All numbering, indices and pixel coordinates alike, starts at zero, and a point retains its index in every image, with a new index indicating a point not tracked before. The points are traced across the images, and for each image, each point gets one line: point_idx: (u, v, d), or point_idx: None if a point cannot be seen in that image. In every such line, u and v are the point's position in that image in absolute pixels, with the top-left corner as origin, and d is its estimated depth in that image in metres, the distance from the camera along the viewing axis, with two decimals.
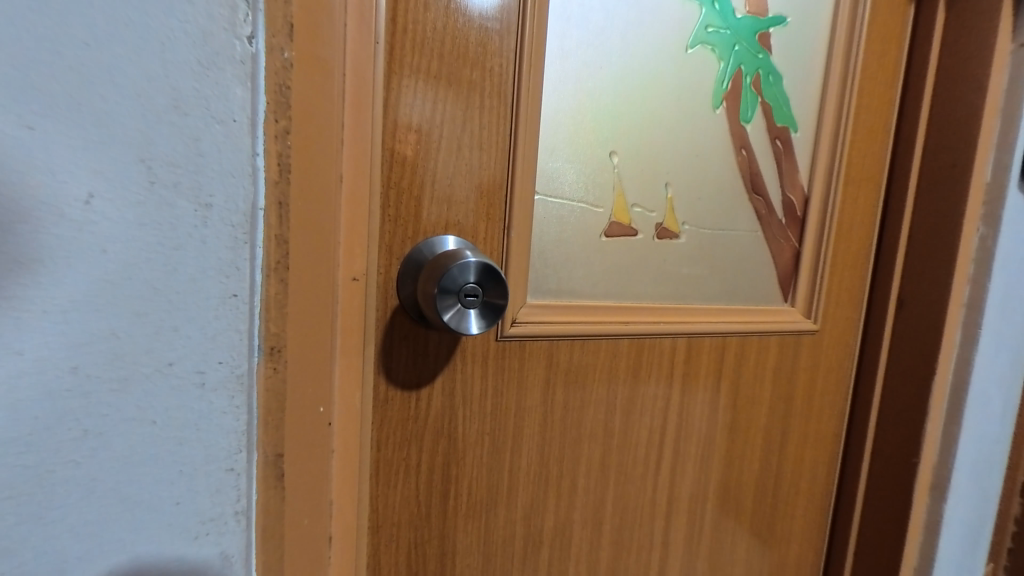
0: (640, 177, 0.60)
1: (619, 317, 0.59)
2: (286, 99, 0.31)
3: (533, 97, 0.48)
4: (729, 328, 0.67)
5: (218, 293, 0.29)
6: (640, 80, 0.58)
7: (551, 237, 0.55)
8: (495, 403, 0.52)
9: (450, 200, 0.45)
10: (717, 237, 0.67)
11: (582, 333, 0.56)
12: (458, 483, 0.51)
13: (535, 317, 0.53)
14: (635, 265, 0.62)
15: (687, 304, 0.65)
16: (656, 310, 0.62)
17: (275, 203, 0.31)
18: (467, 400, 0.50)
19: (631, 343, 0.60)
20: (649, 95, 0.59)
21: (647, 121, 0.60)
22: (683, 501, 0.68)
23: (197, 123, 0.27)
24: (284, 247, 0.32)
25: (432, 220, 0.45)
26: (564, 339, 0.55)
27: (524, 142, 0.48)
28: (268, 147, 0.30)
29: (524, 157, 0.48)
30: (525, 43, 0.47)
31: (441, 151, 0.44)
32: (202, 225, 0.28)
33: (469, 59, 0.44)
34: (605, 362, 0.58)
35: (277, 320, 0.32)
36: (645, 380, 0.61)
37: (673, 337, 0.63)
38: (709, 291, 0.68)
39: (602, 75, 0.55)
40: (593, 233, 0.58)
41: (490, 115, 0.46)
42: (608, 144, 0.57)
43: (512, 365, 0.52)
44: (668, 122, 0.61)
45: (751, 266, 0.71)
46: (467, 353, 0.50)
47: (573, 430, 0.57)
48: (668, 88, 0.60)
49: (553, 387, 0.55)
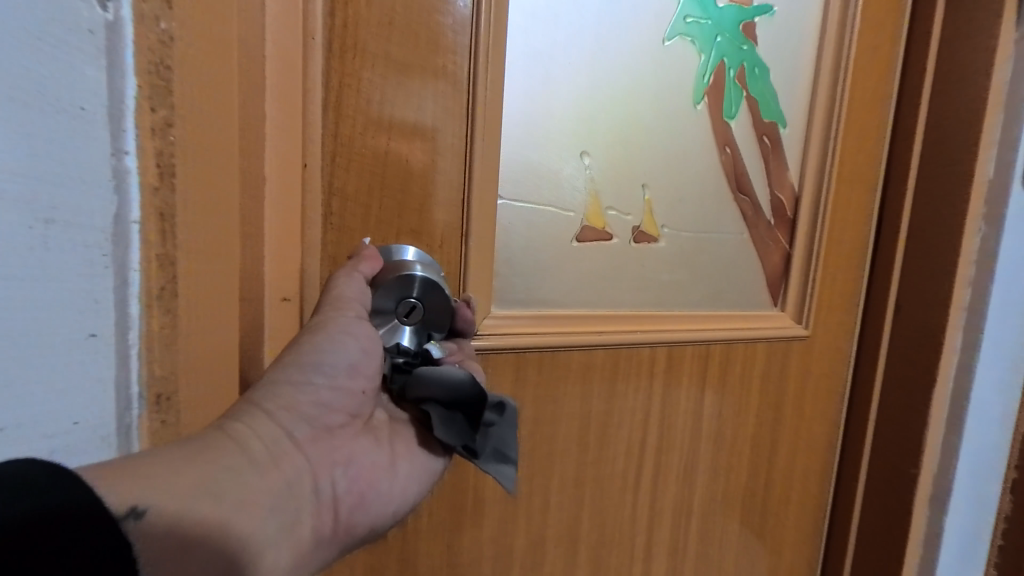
0: (615, 178, 0.57)
1: (593, 326, 0.56)
2: (164, 83, 0.26)
3: (491, 95, 0.45)
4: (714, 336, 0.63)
5: (76, 336, 0.24)
6: (614, 74, 0.55)
7: (519, 245, 0.52)
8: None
9: (404, 209, 0.43)
10: (699, 240, 0.64)
11: (552, 344, 0.53)
12: (418, 504, 0.48)
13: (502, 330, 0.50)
14: (611, 271, 0.58)
15: (668, 310, 0.62)
16: (633, 318, 0.59)
17: (154, 213, 0.27)
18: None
19: (606, 353, 0.57)
20: (625, 89, 0.56)
21: (623, 118, 0.56)
22: (666, 515, 0.65)
23: (17, 105, 0.21)
24: (168, 269, 0.28)
25: (387, 230, 0.43)
26: (533, 351, 0.52)
27: (479, 144, 0.45)
28: (140, 145, 0.26)
29: (480, 160, 0.45)
30: (479, 37, 0.43)
31: (388, 154, 0.41)
32: (42, 248, 0.23)
33: (417, 53, 0.41)
34: (578, 374, 0.55)
35: (162, 360, 0.28)
36: (622, 391, 0.58)
37: (653, 346, 0.60)
38: (691, 297, 0.64)
39: (572, 70, 0.52)
40: (564, 238, 0.55)
41: (441, 113, 0.43)
42: (579, 144, 0.54)
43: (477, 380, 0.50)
44: (645, 119, 0.58)
45: (736, 269, 0.68)
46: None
47: (545, 445, 0.54)
48: (645, 84, 0.57)
49: (521, 402, 0.52)
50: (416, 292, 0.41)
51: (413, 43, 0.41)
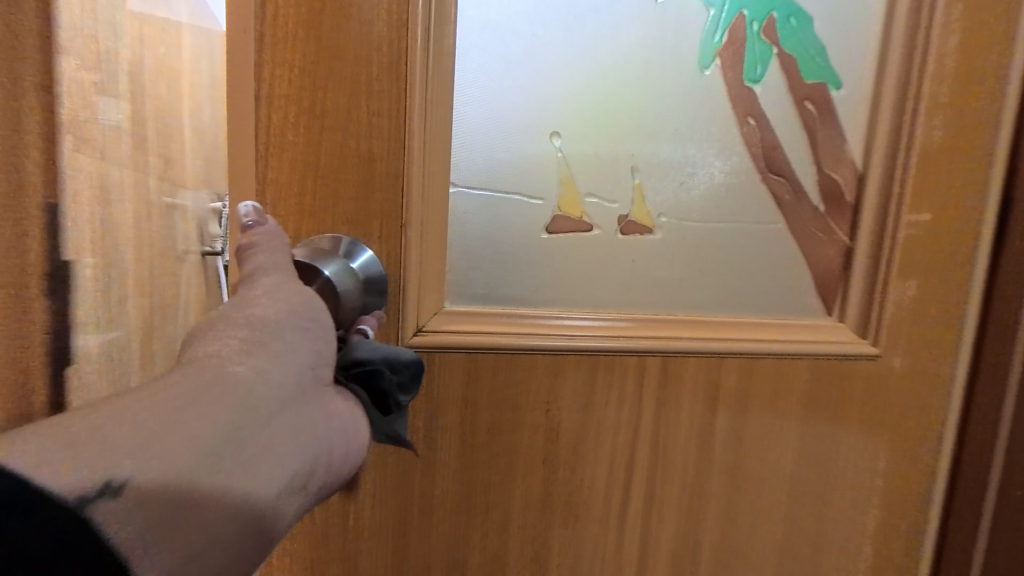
0: (595, 159, 0.50)
1: (564, 328, 0.49)
2: None
3: (433, 75, 0.42)
4: (726, 345, 0.52)
5: None
6: (590, 44, 0.48)
7: (477, 235, 0.48)
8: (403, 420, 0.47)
9: (338, 197, 0.42)
10: (708, 229, 0.54)
11: (511, 345, 0.48)
12: (360, 503, 0.47)
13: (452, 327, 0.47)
14: (592, 267, 0.51)
15: (664, 314, 0.53)
16: (617, 322, 0.51)
17: None
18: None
19: (579, 360, 0.50)
20: (606, 59, 0.49)
21: (604, 91, 0.49)
22: (662, 557, 0.55)
23: None
24: None
25: (322, 218, 0.42)
26: (487, 353, 0.48)
27: (418, 127, 0.42)
28: None
29: (418, 143, 0.42)
30: (416, 15, 0.41)
31: (322, 139, 0.41)
32: None
33: (353, 35, 0.40)
34: (543, 381, 0.49)
35: None
36: (600, 402, 0.50)
37: (642, 355, 0.51)
38: (698, 299, 0.54)
39: (537, 42, 0.47)
40: (533, 228, 0.50)
41: (379, 96, 0.41)
42: (547, 124, 0.48)
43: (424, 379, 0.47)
44: (633, 91, 0.50)
45: (761, 266, 0.55)
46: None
47: (503, 456, 0.49)
48: (634, 51, 0.49)
49: (474, 406, 0.48)
50: (364, 275, 0.42)
51: (350, 25, 0.40)
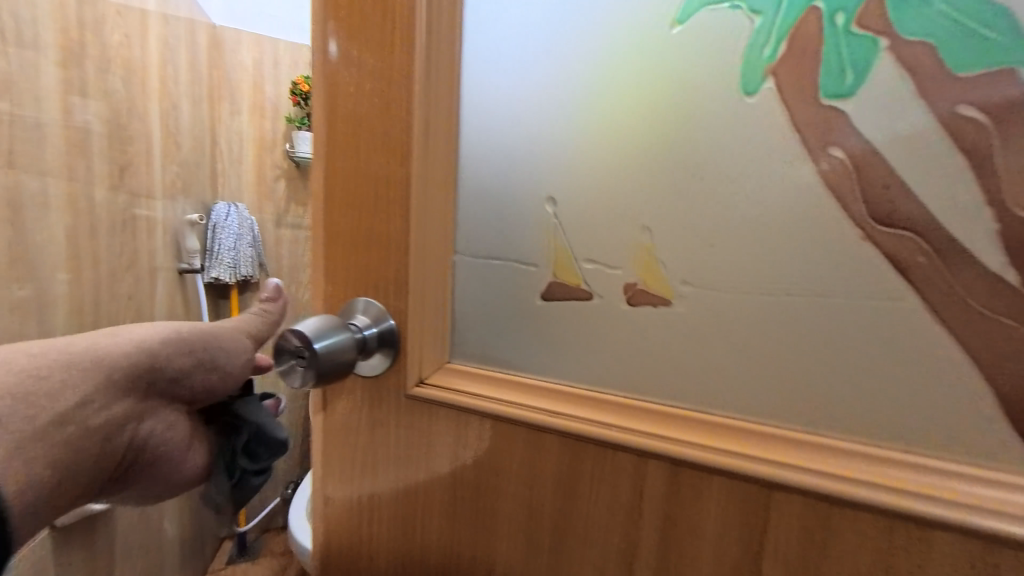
0: (586, 213, 0.37)
1: (530, 439, 0.35)
2: None
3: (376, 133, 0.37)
4: (838, 486, 0.28)
5: None
6: (579, 58, 0.36)
7: (477, 300, 0.40)
8: (354, 472, 0.41)
9: (344, 270, 0.39)
10: (761, 330, 0.33)
11: (466, 443, 0.37)
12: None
13: (434, 386, 0.38)
14: (583, 357, 0.37)
15: (694, 441, 0.32)
16: (607, 444, 0.33)
17: None
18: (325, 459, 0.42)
19: (553, 480, 0.35)
20: (599, 82, 0.35)
21: (598, 124, 0.36)
22: None
23: None
24: None
25: (337, 287, 0.40)
26: (442, 443, 0.38)
27: (423, 204, 0.37)
28: None
29: (417, 218, 0.37)
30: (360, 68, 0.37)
31: (346, 218, 0.39)
32: None
33: (357, 101, 0.37)
34: (510, 492, 0.36)
35: None
36: (585, 513, 0.35)
37: (650, 493, 0.33)
38: (763, 420, 0.32)
39: (502, 78, 0.38)
40: (507, 301, 0.39)
41: (396, 171, 0.37)
42: (535, 173, 0.38)
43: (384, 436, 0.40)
44: (639, 117, 0.35)
45: (895, 388, 0.29)
46: (329, 413, 0.41)
47: (451, 542, 0.39)
48: (641, 73, 0.34)
49: (428, 501, 0.39)
50: (352, 350, 0.36)
51: (363, 91, 0.37)
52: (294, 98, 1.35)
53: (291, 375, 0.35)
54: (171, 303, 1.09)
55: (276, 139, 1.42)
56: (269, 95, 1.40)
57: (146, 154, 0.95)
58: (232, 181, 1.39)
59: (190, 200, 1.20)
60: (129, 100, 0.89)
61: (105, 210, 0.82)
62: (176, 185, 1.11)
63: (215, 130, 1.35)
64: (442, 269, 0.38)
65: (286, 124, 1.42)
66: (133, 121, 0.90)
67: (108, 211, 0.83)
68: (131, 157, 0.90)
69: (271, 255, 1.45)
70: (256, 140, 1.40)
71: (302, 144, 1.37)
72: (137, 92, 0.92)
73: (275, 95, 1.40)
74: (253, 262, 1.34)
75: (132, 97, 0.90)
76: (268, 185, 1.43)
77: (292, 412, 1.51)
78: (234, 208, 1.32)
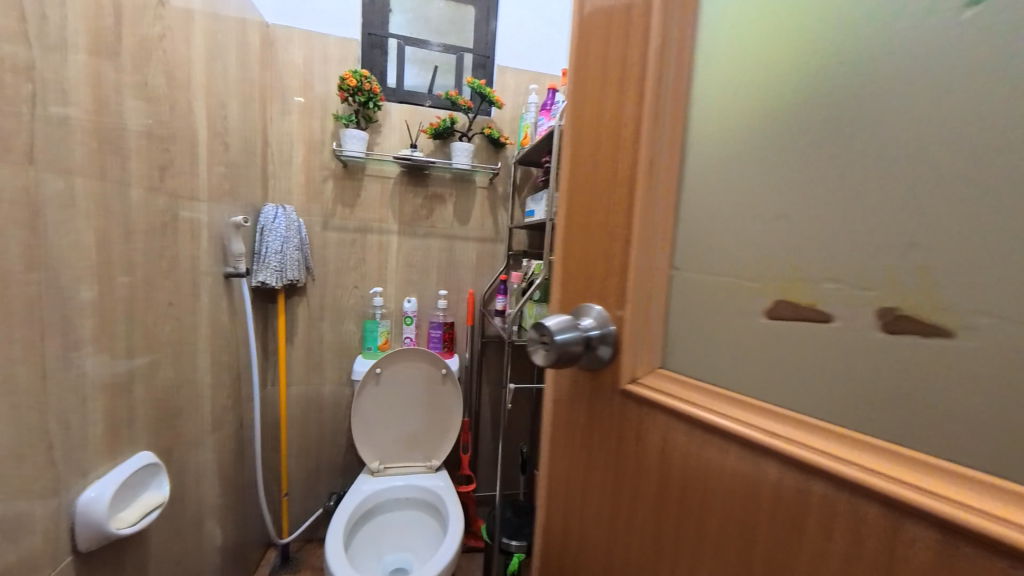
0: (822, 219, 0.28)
1: (741, 476, 0.27)
2: None
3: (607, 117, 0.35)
4: (1022, 538, 0.17)
5: None
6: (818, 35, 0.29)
7: (705, 311, 0.34)
8: (574, 452, 0.40)
9: (577, 293, 0.38)
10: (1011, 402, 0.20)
11: (676, 456, 0.31)
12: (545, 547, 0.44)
13: (648, 386, 0.33)
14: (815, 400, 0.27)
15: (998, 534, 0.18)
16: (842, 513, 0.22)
17: None
18: (556, 433, 0.42)
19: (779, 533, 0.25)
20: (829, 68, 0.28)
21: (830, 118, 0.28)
22: None
23: None
24: None
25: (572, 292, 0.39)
26: (651, 447, 0.32)
27: (648, 213, 0.33)
28: None
29: (642, 227, 0.33)
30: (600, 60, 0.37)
31: (580, 243, 0.38)
32: None
33: (591, 125, 0.37)
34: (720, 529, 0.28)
35: None
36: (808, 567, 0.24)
37: None
38: None
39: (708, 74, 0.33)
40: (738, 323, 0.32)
41: (621, 177, 0.34)
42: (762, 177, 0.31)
43: (603, 425, 0.36)
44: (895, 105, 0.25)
45: None
46: (559, 384, 0.42)
47: (656, 555, 0.32)
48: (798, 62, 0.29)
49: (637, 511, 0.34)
50: (579, 345, 0.34)
51: (595, 115, 0.37)
52: (342, 94, 1.27)
53: (532, 349, 0.35)
54: (219, 310, 1.07)
55: (326, 139, 1.37)
56: (319, 94, 1.34)
57: (186, 154, 0.91)
58: (282, 184, 1.36)
59: (239, 202, 1.17)
60: (169, 97, 0.84)
61: (141, 213, 0.78)
62: (223, 188, 1.08)
63: (266, 131, 1.32)
64: (662, 279, 0.33)
65: (335, 123, 1.37)
66: (173, 119, 0.86)
67: (144, 214, 0.78)
68: (169, 157, 0.85)
69: (318, 260, 1.41)
70: (306, 140, 1.36)
71: (349, 142, 1.30)
72: (177, 89, 0.87)
73: (324, 94, 1.35)
74: (299, 266, 1.31)
75: (172, 95, 0.85)
76: (317, 186, 1.38)
77: (335, 420, 1.47)
78: (281, 211, 1.29)
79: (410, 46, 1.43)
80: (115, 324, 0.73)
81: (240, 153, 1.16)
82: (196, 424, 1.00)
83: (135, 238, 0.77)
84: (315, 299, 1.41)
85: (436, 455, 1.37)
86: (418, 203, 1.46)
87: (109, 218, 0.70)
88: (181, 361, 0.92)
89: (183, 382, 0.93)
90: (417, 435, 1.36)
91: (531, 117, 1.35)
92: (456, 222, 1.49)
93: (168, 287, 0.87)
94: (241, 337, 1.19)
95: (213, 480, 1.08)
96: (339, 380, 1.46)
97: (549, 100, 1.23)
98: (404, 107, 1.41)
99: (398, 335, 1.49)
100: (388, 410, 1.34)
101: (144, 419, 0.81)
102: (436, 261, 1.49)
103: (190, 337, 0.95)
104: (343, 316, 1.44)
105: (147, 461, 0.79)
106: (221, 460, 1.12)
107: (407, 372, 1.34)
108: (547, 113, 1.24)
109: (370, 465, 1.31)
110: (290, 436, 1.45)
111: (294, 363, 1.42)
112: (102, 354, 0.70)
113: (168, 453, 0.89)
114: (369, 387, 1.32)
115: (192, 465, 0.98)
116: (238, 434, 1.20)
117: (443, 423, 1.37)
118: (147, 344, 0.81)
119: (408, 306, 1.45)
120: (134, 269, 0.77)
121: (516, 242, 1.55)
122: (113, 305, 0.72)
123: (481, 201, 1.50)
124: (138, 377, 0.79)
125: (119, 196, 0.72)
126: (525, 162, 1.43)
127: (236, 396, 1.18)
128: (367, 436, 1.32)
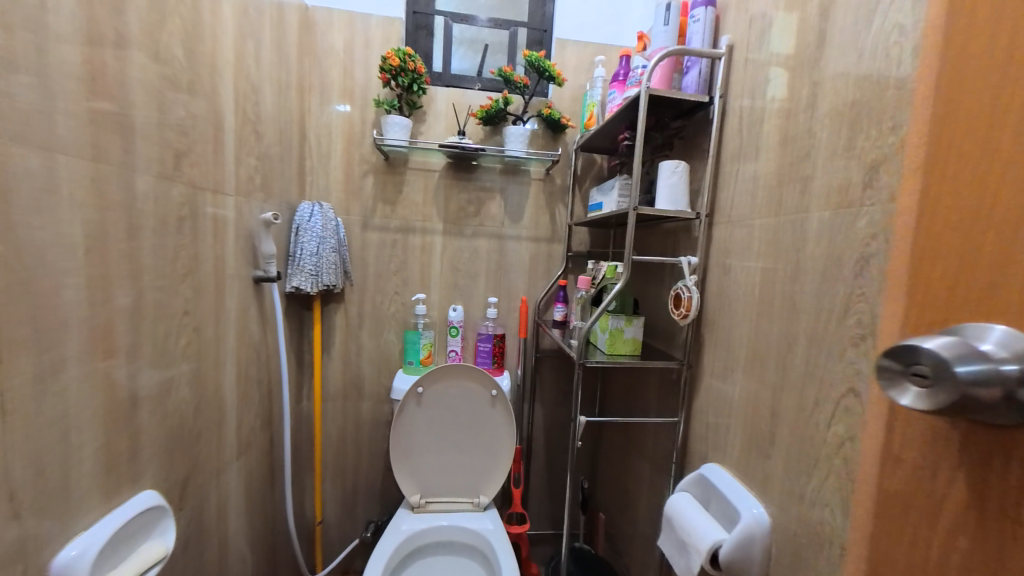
0: None
1: None
2: None
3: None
4: None
5: None
6: None
7: None
8: (928, 556, 0.26)
9: (955, 312, 0.25)
10: None
11: None
12: None
13: None
14: None
15: None
16: None
17: None
18: (883, 502, 0.29)
19: None
20: None
21: None
22: None
23: None
24: None
25: (946, 312, 0.25)
26: None
27: None
28: None
29: None
30: None
31: (949, 250, 0.25)
32: None
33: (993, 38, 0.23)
34: None
35: None
36: None
37: None
38: None
39: None
40: None
41: None
42: None
43: (1013, 532, 0.22)
44: None
45: None
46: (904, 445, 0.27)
47: None
48: None
49: None
50: (994, 392, 0.20)
51: (998, 41, 0.23)
52: (384, 75, 1.13)
53: (892, 382, 0.25)
54: (246, 319, 0.94)
55: (366, 130, 1.24)
56: (360, 80, 1.21)
57: (211, 140, 0.79)
58: (320, 179, 1.24)
59: (273, 199, 1.05)
60: (190, 70, 0.72)
61: (152, 204, 0.65)
62: (255, 182, 0.96)
63: (304, 123, 1.20)
64: None
65: (376, 112, 1.24)
66: (194, 97, 0.73)
67: (156, 206, 0.65)
68: (190, 141, 0.73)
69: (357, 263, 1.27)
70: (346, 132, 1.23)
71: (392, 130, 1.15)
72: (200, 62, 0.74)
73: (365, 80, 1.22)
74: (336, 270, 1.18)
75: (193, 68, 0.73)
76: (357, 182, 1.25)
77: (373, 441, 1.32)
78: (317, 208, 1.17)
79: (457, 24, 1.28)
80: (115, 339, 0.59)
81: (274, 144, 1.04)
82: (220, 450, 0.87)
83: (144, 235, 0.64)
84: (354, 306, 1.28)
85: (485, 489, 1.19)
86: (465, 198, 1.29)
87: (107, 210, 0.57)
88: (201, 378, 0.79)
89: (203, 404, 0.80)
90: (464, 465, 1.18)
91: (598, 94, 1.14)
92: (507, 220, 1.31)
93: (187, 294, 0.74)
94: (272, 349, 1.06)
95: (240, 513, 0.95)
96: (378, 396, 1.31)
97: (623, 69, 1.02)
98: (451, 91, 1.26)
99: (442, 347, 1.33)
100: (431, 436, 1.17)
101: (153, 451, 0.68)
102: (485, 264, 1.31)
103: (213, 351, 0.82)
104: (383, 325, 1.30)
105: (151, 502, 0.66)
106: (249, 488, 0.99)
107: (453, 392, 1.17)
108: (621, 84, 1.02)
109: (411, 499, 1.14)
110: (326, 456, 1.32)
111: (330, 376, 1.29)
112: (96, 376, 0.57)
113: (185, 487, 0.76)
114: (410, 409, 1.15)
115: (214, 498, 0.85)
116: (268, 457, 1.07)
117: (493, 453, 1.19)
118: (159, 361, 0.68)
119: (453, 315, 1.28)
120: (142, 272, 0.64)
121: (575, 242, 1.34)
122: (113, 316, 0.59)
123: (535, 196, 1.31)
124: (145, 401, 0.66)
125: (121, 183, 0.59)
126: (588, 148, 1.22)
127: (268, 415, 1.06)
128: (407, 466, 1.16)
